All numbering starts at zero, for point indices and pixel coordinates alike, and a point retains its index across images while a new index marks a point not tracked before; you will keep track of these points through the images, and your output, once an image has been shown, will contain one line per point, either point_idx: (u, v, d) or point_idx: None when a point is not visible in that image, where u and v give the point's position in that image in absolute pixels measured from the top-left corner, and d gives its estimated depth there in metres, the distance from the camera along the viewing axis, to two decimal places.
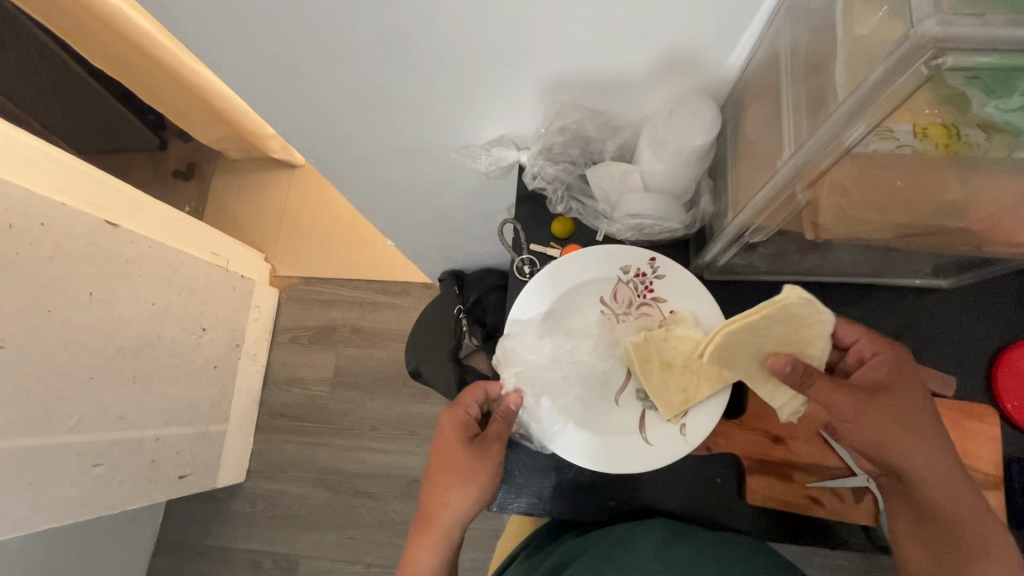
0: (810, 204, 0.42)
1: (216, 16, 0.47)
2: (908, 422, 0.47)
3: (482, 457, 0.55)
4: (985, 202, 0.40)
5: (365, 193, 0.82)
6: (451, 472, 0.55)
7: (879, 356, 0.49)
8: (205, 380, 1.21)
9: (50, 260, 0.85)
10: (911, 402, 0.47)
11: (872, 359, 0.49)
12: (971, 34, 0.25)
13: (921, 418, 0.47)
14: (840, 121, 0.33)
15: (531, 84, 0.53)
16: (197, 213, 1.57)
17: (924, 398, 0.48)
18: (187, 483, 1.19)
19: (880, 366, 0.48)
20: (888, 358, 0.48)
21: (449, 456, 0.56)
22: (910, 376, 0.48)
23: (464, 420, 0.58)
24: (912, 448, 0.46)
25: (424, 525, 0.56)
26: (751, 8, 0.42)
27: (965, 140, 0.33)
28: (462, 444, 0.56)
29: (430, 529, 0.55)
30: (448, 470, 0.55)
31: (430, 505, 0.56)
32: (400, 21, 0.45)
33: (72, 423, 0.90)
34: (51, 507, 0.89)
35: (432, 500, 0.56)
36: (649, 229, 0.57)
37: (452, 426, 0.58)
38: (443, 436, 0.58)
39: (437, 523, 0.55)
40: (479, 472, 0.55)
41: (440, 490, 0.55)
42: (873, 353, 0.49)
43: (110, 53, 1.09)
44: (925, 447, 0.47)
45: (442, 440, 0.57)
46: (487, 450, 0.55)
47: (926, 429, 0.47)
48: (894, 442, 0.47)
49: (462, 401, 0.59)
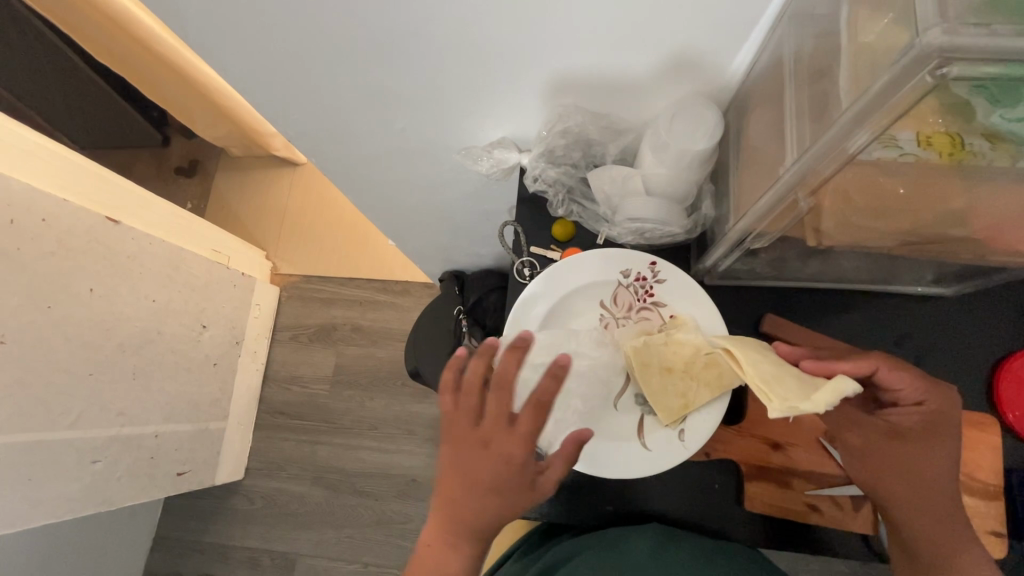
0: (813, 210, 0.42)
1: (218, 13, 0.47)
2: (922, 462, 0.46)
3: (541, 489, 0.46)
4: (989, 211, 0.39)
5: (367, 192, 0.82)
6: (505, 499, 0.45)
7: (922, 402, 0.45)
8: (204, 377, 1.21)
9: (52, 256, 0.85)
10: (939, 448, 0.46)
11: (910, 405, 0.46)
12: (977, 43, 0.25)
13: (937, 462, 0.46)
14: (844, 128, 0.32)
15: (534, 87, 0.53)
16: (198, 210, 1.57)
17: (951, 443, 0.46)
18: (185, 479, 1.19)
19: (913, 410, 0.45)
20: (932, 404, 0.45)
21: (504, 479, 0.45)
22: (943, 419, 0.46)
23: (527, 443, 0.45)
24: (912, 486, 0.46)
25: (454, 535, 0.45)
26: (755, 11, 0.42)
27: (969, 149, 0.33)
28: (520, 471, 0.45)
29: (461, 541, 0.45)
30: (501, 495, 0.45)
31: (467, 518, 0.45)
32: (402, 21, 0.45)
33: (71, 419, 0.90)
34: (49, 503, 0.89)
35: (473, 517, 0.45)
36: (650, 234, 0.57)
37: (515, 445, 0.45)
38: (496, 450, 0.45)
39: (473, 539, 0.46)
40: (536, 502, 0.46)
41: (489, 513, 0.45)
42: (916, 399, 0.45)
43: (114, 50, 1.09)
44: (929, 483, 0.46)
45: (493, 456, 0.45)
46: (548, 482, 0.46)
47: (941, 474, 0.46)
48: (896, 478, 0.46)
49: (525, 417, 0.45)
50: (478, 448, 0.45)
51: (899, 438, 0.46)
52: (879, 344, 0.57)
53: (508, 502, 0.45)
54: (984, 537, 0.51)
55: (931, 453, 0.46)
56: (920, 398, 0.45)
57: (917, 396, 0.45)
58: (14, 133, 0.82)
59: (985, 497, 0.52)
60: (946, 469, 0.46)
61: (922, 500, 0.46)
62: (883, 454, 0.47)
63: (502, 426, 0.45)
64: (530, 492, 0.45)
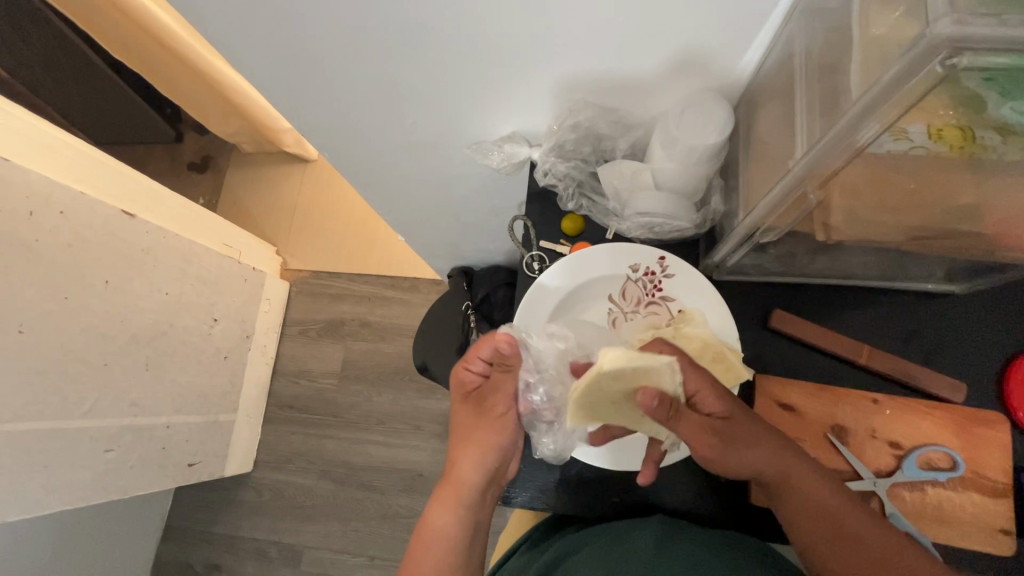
0: (822, 204, 0.42)
1: (235, 10, 0.48)
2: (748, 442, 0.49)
3: (484, 410, 0.57)
4: (999, 205, 0.39)
5: (378, 187, 0.83)
6: (465, 433, 0.56)
7: (703, 394, 0.49)
8: (215, 369, 1.22)
9: (69, 247, 0.86)
10: (748, 425, 0.49)
11: (699, 393, 0.49)
12: (988, 33, 0.25)
13: (765, 437, 0.49)
14: (854, 119, 0.33)
15: (545, 83, 0.54)
16: (209, 205, 1.59)
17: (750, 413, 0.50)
18: (196, 470, 1.21)
19: (709, 395, 0.49)
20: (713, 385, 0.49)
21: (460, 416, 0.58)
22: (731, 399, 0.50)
23: (465, 375, 0.57)
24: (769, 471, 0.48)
25: (442, 490, 0.56)
26: (766, 7, 0.42)
27: (979, 141, 0.33)
28: (465, 402, 0.58)
29: (447, 493, 0.55)
30: (464, 435, 0.57)
31: (449, 467, 0.56)
32: (415, 15, 0.46)
33: (86, 408, 0.91)
34: (64, 490, 0.91)
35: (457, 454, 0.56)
36: (660, 228, 0.57)
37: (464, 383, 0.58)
38: (452, 395, 0.59)
39: (456, 490, 0.55)
40: (489, 430, 0.55)
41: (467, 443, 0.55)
42: (697, 387, 0.49)
43: (127, 44, 1.11)
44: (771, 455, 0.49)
45: (453, 402, 0.59)
46: (489, 405, 0.57)
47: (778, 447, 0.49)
48: (754, 469, 0.49)
49: (465, 357, 0.57)
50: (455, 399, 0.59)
51: (728, 427, 0.49)
52: (889, 341, 0.56)
53: (467, 438, 0.56)
54: (993, 536, 0.50)
55: (751, 433, 0.49)
56: (699, 384, 0.49)
57: (696, 387, 0.49)
58: (33, 126, 0.84)
59: (993, 495, 0.51)
60: (774, 439, 0.50)
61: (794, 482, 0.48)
62: (728, 456, 0.48)
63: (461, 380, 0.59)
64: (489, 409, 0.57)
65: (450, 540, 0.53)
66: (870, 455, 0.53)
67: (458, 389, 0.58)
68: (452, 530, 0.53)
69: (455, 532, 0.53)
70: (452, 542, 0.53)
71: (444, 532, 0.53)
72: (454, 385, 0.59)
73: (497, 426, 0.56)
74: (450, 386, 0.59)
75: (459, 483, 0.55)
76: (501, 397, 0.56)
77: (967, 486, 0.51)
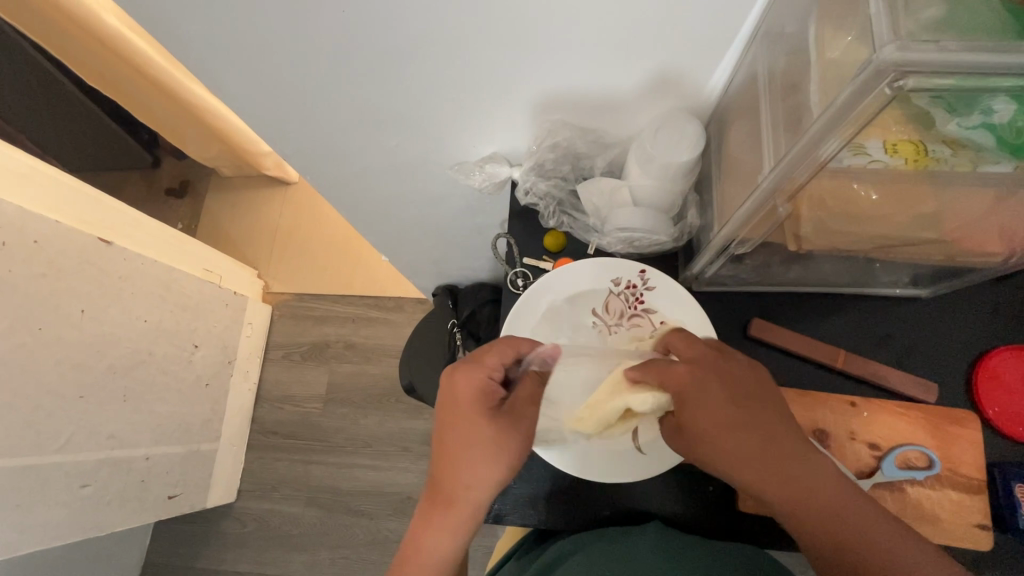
0: (791, 216, 0.44)
1: (217, 43, 0.49)
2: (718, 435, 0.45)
3: (518, 431, 0.48)
4: (956, 213, 0.42)
5: (362, 210, 0.84)
6: (490, 454, 0.47)
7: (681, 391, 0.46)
8: (197, 398, 1.20)
9: (43, 278, 0.85)
10: (741, 431, 0.45)
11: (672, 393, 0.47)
12: (927, 59, 0.27)
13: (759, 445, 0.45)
14: (815, 137, 0.35)
15: (524, 104, 0.55)
16: (188, 230, 1.57)
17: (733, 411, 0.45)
18: (176, 503, 1.17)
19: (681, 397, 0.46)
20: (679, 388, 0.46)
21: (483, 439, 0.47)
22: (710, 396, 0.46)
23: (484, 388, 0.49)
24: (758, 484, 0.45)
25: (443, 508, 0.48)
26: (730, 32, 0.45)
27: (932, 155, 0.36)
28: (489, 423, 0.48)
29: (457, 512, 0.48)
30: (477, 448, 0.47)
31: (458, 484, 0.48)
32: (395, 41, 0.47)
33: (61, 442, 0.89)
34: (37, 529, 0.87)
35: (472, 473, 0.47)
36: (639, 243, 0.59)
37: (475, 387, 0.49)
38: (462, 407, 0.49)
39: (467, 507, 0.48)
40: (510, 450, 0.48)
41: (487, 466, 0.47)
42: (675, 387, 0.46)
43: (102, 70, 1.10)
44: (739, 450, 0.45)
45: (463, 420, 0.48)
46: (519, 425, 0.49)
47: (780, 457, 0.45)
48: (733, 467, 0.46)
49: (484, 363, 0.50)
50: (461, 403, 0.49)
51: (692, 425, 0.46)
52: (862, 345, 0.58)
53: (490, 456, 0.47)
54: (971, 532, 0.52)
55: (740, 442, 0.45)
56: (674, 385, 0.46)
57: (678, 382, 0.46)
58: (7, 156, 0.83)
59: (969, 491, 0.53)
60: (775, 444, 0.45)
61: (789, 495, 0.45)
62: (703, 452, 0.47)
63: (478, 379, 0.49)
64: (515, 425, 0.48)
65: (446, 558, 0.48)
66: (850, 458, 0.55)
67: (479, 408, 0.48)
68: (449, 549, 0.48)
69: (451, 552, 0.48)
70: (448, 560, 0.48)
71: (444, 552, 0.48)
72: (470, 398, 0.49)
73: (521, 443, 0.49)
74: (459, 390, 0.49)
75: (471, 500, 0.48)
76: (528, 415, 0.49)
77: (945, 484, 0.53)
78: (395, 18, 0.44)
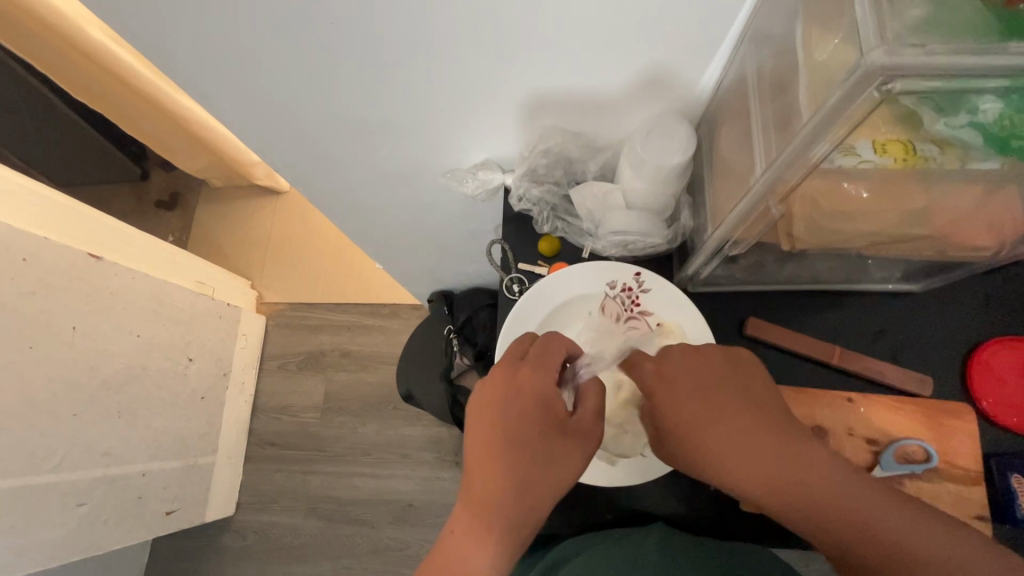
0: (784, 216, 0.44)
1: (206, 57, 0.48)
2: (695, 414, 0.46)
3: (580, 445, 0.48)
4: (946, 209, 0.42)
5: (355, 220, 0.83)
6: (553, 460, 0.46)
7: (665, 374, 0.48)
8: (192, 412, 1.19)
9: (32, 296, 0.83)
10: (717, 421, 0.44)
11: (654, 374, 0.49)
12: (915, 62, 0.28)
13: (742, 438, 0.44)
14: (805, 140, 0.35)
15: (515, 110, 0.55)
16: (179, 242, 1.56)
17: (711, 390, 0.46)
18: (175, 518, 1.16)
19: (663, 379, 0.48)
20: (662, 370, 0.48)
21: (551, 447, 0.47)
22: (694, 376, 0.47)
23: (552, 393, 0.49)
24: (748, 480, 0.43)
25: (485, 512, 0.45)
26: (718, 35, 0.45)
27: (920, 154, 0.36)
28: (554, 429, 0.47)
29: (499, 520, 0.44)
30: (545, 452, 0.46)
31: (512, 488, 0.45)
32: (386, 51, 0.47)
33: (55, 462, 0.87)
34: (33, 550, 0.86)
35: (531, 478, 0.45)
36: (633, 246, 0.59)
37: (540, 385, 0.49)
38: (527, 402, 0.48)
39: (513, 515, 0.44)
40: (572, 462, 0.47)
41: (548, 472, 0.46)
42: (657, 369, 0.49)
43: (87, 84, 1.09)
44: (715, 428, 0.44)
45: (527, 418, 0.47)
46: (580, 438, 0.48)
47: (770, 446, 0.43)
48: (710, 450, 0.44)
49: (550, 365, 0.50)
50: (528, 399, 0.48)
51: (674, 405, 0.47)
52: (858, 340, 0.59)
53: (550, 462, 0.46)
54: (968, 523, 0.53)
55: (721, 434, 0.44)
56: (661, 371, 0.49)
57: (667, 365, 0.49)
58: None
59: (967, 483, 0.54)
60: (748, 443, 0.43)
61: (781, 499, 0.42)
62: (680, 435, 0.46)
63: (544, 379, 0.49)
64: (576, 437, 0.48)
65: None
66: (848, 454, 0.55)
67: (546, 410, 0.48)
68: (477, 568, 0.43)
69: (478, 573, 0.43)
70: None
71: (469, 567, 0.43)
72: (539, 397, 0.48)
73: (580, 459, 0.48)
74: (527, 387, 0.48)
75: (519, 509, 0.45)
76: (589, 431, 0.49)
77: (942, 476, 0.54)
78: (384, 27, 0.44)
